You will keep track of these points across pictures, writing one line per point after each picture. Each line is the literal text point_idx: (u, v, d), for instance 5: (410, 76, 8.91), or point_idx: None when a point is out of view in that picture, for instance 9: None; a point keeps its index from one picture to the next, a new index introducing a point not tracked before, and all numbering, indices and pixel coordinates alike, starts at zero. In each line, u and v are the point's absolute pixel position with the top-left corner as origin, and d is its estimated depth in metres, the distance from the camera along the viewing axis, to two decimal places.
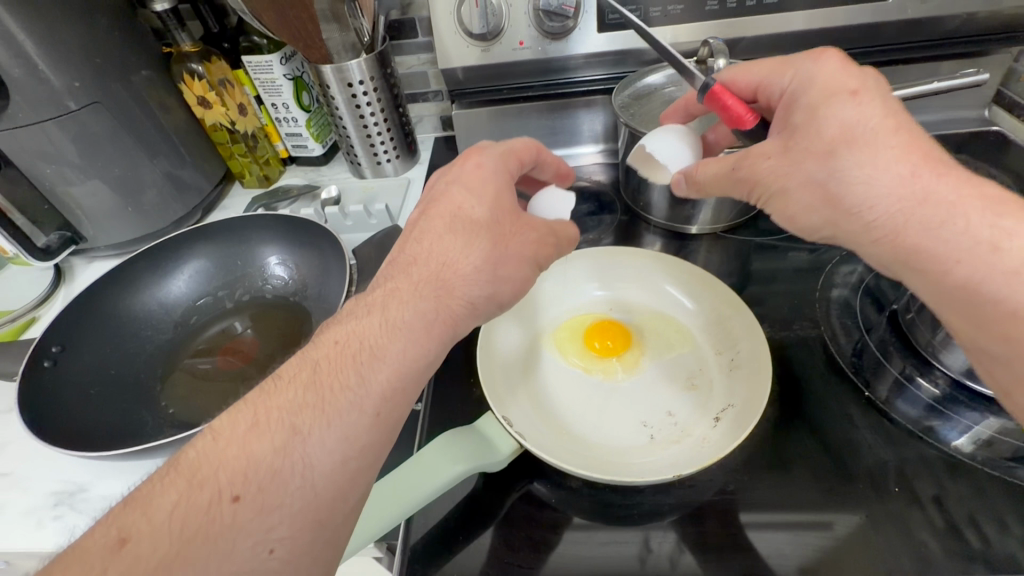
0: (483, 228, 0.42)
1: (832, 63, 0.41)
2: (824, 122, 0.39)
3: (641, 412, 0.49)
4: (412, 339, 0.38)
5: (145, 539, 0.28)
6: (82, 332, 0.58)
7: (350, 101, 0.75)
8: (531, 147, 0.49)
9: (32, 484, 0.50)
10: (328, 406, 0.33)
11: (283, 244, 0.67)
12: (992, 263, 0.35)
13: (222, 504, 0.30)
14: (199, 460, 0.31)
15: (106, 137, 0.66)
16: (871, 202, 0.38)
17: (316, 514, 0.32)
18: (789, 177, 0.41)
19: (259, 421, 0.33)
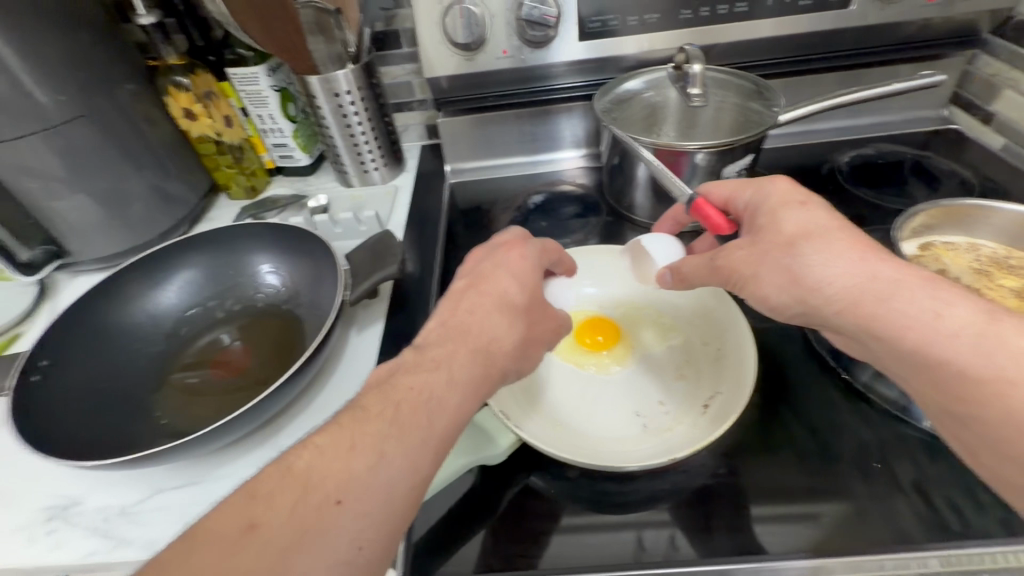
0: (522, 311, 0.45)
1: (784, 183, 0.46)
2: (784, 220, 0.43)
3: (633, 403, 0.50)
4: (472, 395, 0.39)
5: (271, 529, 0.30)
6: (72, 345, 0.57)
7: (337, 110, 0.76)
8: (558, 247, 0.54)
9: (22, 500, 0.49)
10: (410, 436, 0.35)
11: (273, 253, 0.68)
12: (937, 326, 0.35)
13: (327, 507, 0.31)
14: (308, 470, 0.33)
15: (92, 150, 0.66)
16: (828, 280, 0.40)
17: (395, 527, 0.33)
18: (761, 266, 0.43)
19: (354, 443, 0.34)
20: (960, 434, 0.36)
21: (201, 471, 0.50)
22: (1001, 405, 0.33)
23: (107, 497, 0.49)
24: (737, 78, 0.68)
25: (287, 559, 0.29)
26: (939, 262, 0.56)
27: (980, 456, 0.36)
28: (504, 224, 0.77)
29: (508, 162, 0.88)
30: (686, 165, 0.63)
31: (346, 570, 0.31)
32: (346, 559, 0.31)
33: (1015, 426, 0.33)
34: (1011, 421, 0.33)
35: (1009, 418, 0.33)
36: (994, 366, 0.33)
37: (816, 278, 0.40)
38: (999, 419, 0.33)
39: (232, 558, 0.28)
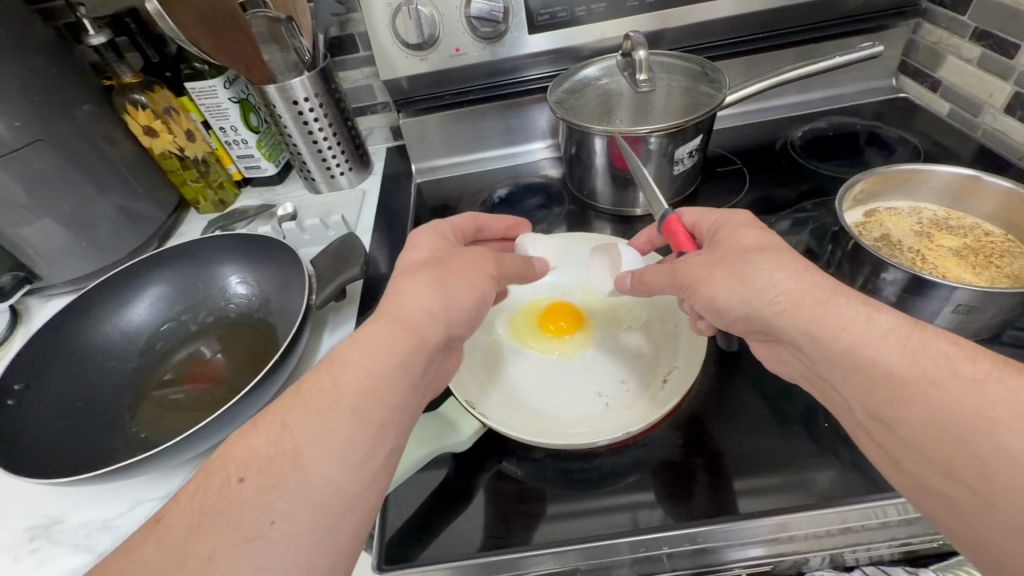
0: (425, 265, 0.47)
1: (741, 212, 0.49)
2: (742, 236, 0.46)
3: (596, 384, 0.52)
4: (377, 346, 0.40)
5: (173, 517, 0.31)
6: (44, 366, 0.58)
7: (297, 118, 0.76)
8: (470, 220, 0.58)
9: (5, 522, 0.50)
10: (310, 404, 0.36)
11: (242, 264, 0.68)
12: (869, 328, 0.37)
13: (230, 484, 0.32)
14: (217, 457, 0.34)
15: (53, 174, 0.66)
16: (775, 284, 0.41)
17: (315, 496, 0.33)
18: (715, 268, 0.44)
19: (258, 424, 0.36)
20: (883, 441, 0.36)
21: (181, 480, 0.51)
22: (923, 406, 0.34)
23: (89, 513, 0.49)
24: (684, 62, 0.70)
25: (195, 539, 0.30)
26: (882, 227, 0.58)
27: (901, 461, 0.35)
28: None
29: (476, 159, 0.89)
30: (639, 150, 0.64)
31: (260, 547, 0.30)
32: (254, 535, 0.31)
33: (936, 426, 0.33)
34: (933, 421, 0.33)
35: (936, 418, 0.33)
36: (918, 366, 0.35)
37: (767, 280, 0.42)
38: (924, 420, 0.34)
39: (136, 548, 0.30)
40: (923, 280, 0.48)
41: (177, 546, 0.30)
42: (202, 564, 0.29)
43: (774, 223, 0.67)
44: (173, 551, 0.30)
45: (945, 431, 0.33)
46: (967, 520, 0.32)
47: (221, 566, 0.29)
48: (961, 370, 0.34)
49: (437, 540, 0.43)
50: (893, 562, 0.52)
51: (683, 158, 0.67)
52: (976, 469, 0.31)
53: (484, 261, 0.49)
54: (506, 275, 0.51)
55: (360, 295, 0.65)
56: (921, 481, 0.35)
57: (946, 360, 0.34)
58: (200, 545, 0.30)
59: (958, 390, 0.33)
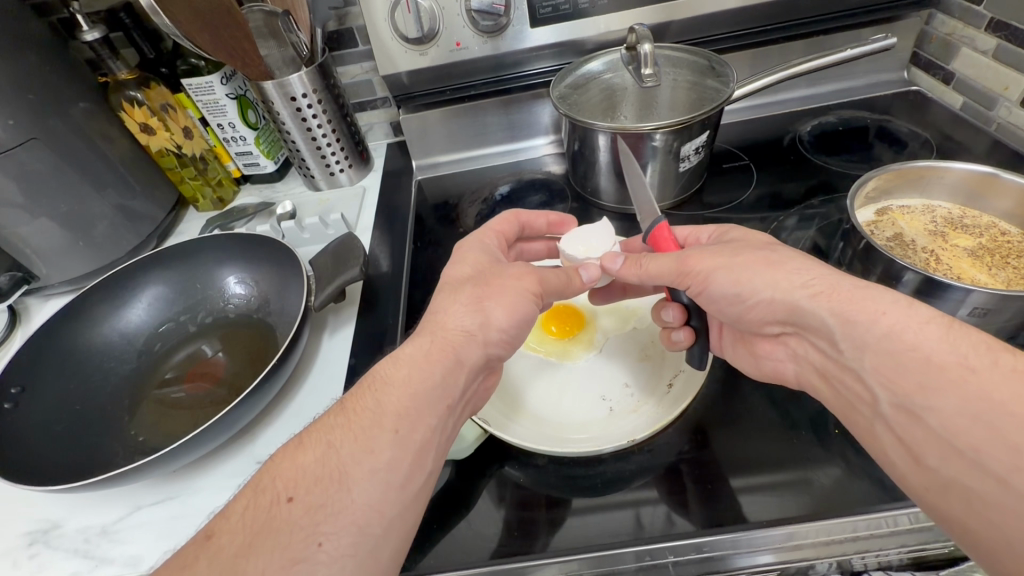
0: (468, 282, 0.48)
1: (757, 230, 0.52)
2: (755, 238, 0.50)
3: (599, 387, 0.51)
4: (416, 366, 0.41)
5: (224, 535, 0.33)
6: (43, 369, 0.57)
7: (295, 114, 0.75)
8: (513, 219, 0.59)
9: (5, 527, 0.49)
10: (355, 424, 0.37)
11: (240, 264, 0.67)
12: (911, 312, 0.37)
13: (279, 504, 0.34)
14: (263, 473, 0.36)
15: (49, 173, 0.65)
16: (803, 271, 0.43)
17: (360, 518, 0.34)
18: (737, 255, 0.46)
19: (304, 442, 0.37)
20: (907, 434, 0.36)
21: (180, 486, 0.50)
22: (958, 393, 0.34)
23: (89, 518, 0.49)
24: (691, 55, 0.68)
25: (244, 561, 0.31)
26: (894, 227, 0.57)
27: (924, 457, 0.35)
28: (473, 216, 0.77)
29: (478, 155, 0.88)
30: (644, 147, 0.63)
31: (308, 569, 0.31)
32: (303, 556, 0.32)
33: (969, 414, 0.33)
34: (966, 409, 0.33)
35: (965, 406, 0.33)
36: (957, 353, 0.35)
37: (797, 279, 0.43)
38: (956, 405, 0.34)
39: (191, 560, 0.31)
40: (936, 282, 0.46)
41: (227, 564, 0.31)
42: None
43: (781, 220, 0.66)
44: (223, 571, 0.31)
45: (979, 418, 0.33)
46: (990, 515, 0.32)
47: None
48: (1001, 360, 0.34)
49: (436, 549, 0.42)
50: (902, 568, 0.50)
51: (689, 154, 0.65)
52: (1007, 459, 0.31)
53: (526, 280, 0.47)
54: (551, 291, 0.49)
55: (359, 295, 0.64)
56: (943, 476, 0.34)
57: (986, 349, 0.34)
58: (250, 566, 0.31)
59: (996, 377, 0.33)
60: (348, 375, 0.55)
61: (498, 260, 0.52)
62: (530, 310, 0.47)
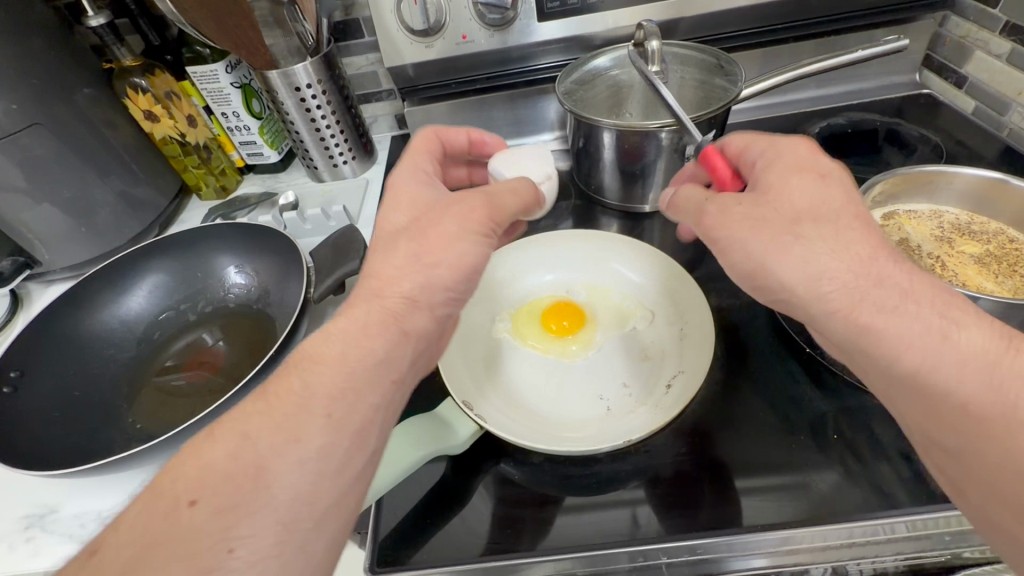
0: (404, 231, 0.42)
1: (794, 151, 0.41)
2: (794, 186, 0.38)
3: (597, 387, 0.51)
4: (348, 346, 0.37)
5: (116, 550, 0.29)
6: (41, 354, 0.57)
7: (299, 104, 0.75)
8: (431, 137, 0.53)
9: (1, 511, 0.50)
10: (277, 413, 0.34)
11: (241, 254, 0.67)
12: (944, 349, 0.34)
13: (182, 508, 0.30)
14: (170, 474, 0.32)
15: (51, 158, 0.65)
16: (831, 274, 0.35)
17: (284, 515, 0.31)
18: (752, 233, 0.38)
19: (216, 433, 0.33)
20: (946, 468, 0.36)
21: None
22: (999, 444, 0.32)
23: (85, 504, 0.49)
24: (699, 53, 0.66)
25: (140, 575, 0.28)
26: (900, 231, 0.56)
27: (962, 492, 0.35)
28: None
29: None
30: (649, 145, 0.62)
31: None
32: (214, 563, 0.29)
33: (1008, 466, 0.32)
34: (1005, 460, 0.32)
35: (1006, 458, 0.32)
36: (1002, 398, 0.32)
37: (812, 269, 0.36)
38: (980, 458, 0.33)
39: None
40: None
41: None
42: None
43: None
44: None
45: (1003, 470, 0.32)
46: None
47: None
48: None
49: (429, 544, 0.42)
50: None
51: None
52: None
53: (475, 217, 0.42)
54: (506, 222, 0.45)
55: (359, 288, 0.64)
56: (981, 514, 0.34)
57: None
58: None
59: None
60: None
61: (439, 192, 0.46)
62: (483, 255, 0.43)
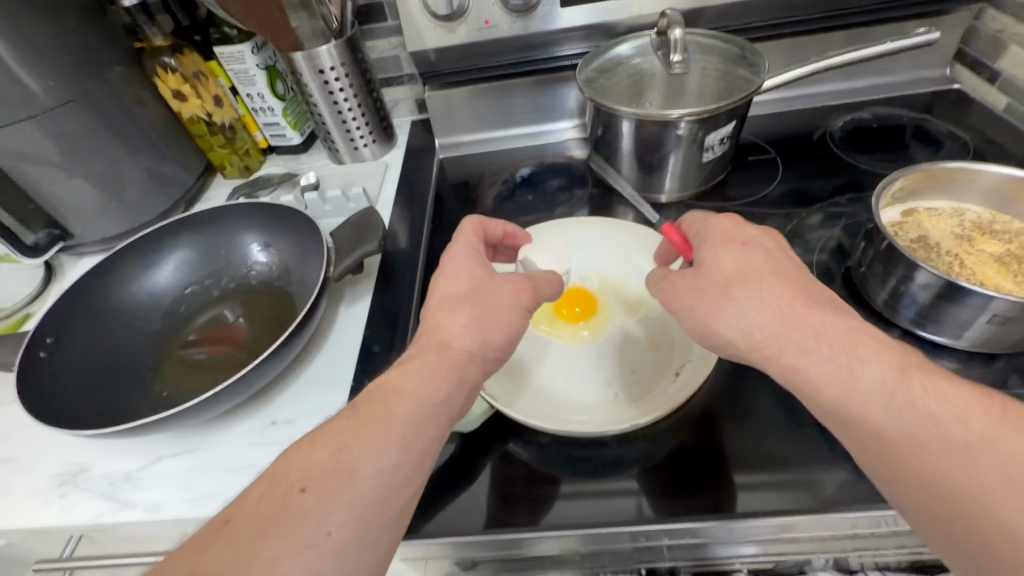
0: (464, 296, 0.46)
1: (726, 222, 0.47)
2: (722, 258, 0.44)
3: (606, 372, 0.51)
4: (427, 377, 0.41)
5: (236, 522, 0.33)
6: (75, 322, 0.60)
7: (323, 87, 0.76)
8: (475, 223, 0.54)
9: (38, 467, 0.53)
10: (366, 423, 0.38)
11: (263, 231, 0.69)
12: (853, 384, 0.36)
13: (292, 494, 0.34)
14: (279, 466, 0.36)
15: (84, 135, 0.68)
16: (756, 327, 0.40)
17: (366, 514, 0.35)
18: (695, 300, 0.43)
19: (315, 439, 0.37)
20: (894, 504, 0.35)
21: (200, 440, 0.53)
22: (917, 475, 0.33)
23: (114, 464, 0.52)
24: (723, 43, 0.65)
25: (258, 546, 0.32)
26: (920, 229, 0.55)
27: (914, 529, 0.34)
28: (491, 199, 0.77)
29: (501, 135, 0.87)
30: (668, 135, 0.62)
31: (317, 557, 0.32)
32: (313, 545, 0.32)
33: (930, 493, 0.32)
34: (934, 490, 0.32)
35: (926, 488, 0.32)
36: (909, 432, 0.33)
37: (744, 323, 0.41)
38: (910, 488, 0.33)
39: (206, 545, 0.32)
40: (957, 287, 0.46)
41: (243, 549, 0.31)
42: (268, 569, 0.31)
43: (805, 217, 0.65)
44: (240, 557, 0.31)
45: (937, 501, 0.32)
46: None
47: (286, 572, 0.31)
48: (952, 433, 0.32)
49: (438, 516, 0.44)
50: (899, 569, 0.51)
51: (714, 145, 0.64)
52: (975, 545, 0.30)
53: (520, 296, 0.47)
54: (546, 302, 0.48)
55: (376, 269, 0.66)
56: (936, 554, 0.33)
57: (934, 424, 0.33)
58: (263, 550, 0.32)
59: (948, 452, 0.32)
60: (363, 347, 0.57)
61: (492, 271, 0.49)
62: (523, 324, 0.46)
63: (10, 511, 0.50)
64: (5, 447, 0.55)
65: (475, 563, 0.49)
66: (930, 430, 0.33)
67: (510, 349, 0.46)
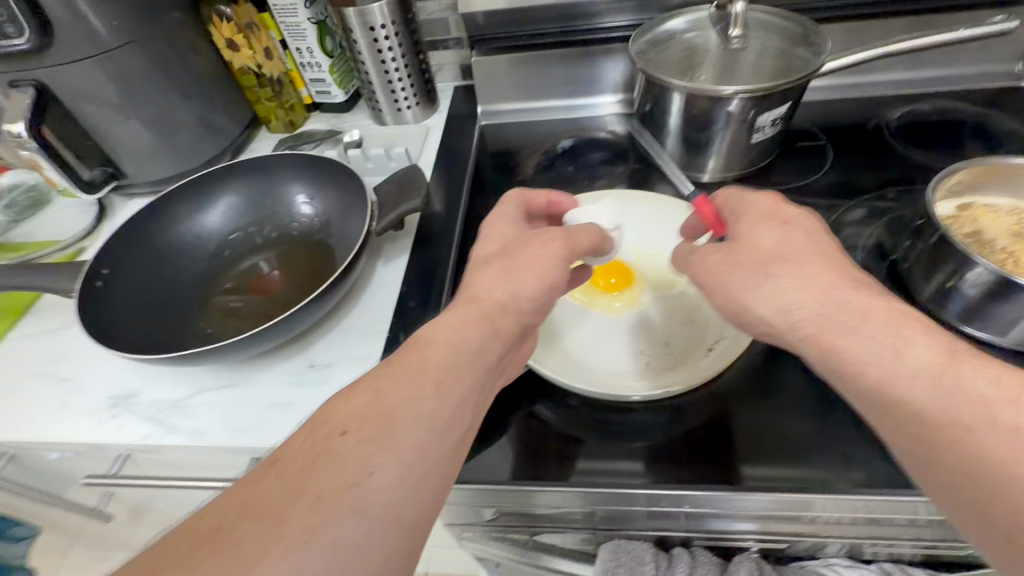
0: (497, 255, 0.47)
1: (767, 198, 0.45)
2: (760, 236, 0.43)
3: (638, 343, 0.52)
4: (460, 329, 0.41)
5: (284, 461, 0.34)
6: (129, 257, 0.62)
7: (372, 45, 0.76)
8: (519, 195, 0.54)
9: (91, 388, 0.56)
10: (402, 370, 0.38)
11: (308, 184, 0.70)
12: (898, 367, 0.35)
13: (334, 435, 0.35)
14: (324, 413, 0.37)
15: (142, 77, 0.70)
16: (796, 308, 0.39)
17: (407, 456, 0.35)
18: (731, 274, 0.42)
19: (357, 386, 0.38)
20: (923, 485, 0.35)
21: (241, 376, 0.55)
22: (957, 455, 0.32)
23: (160, 391, 0.55)
24: (784, 21, 0.64)
25: (302, 482, 0.32)
26: (974, 224, 0.54)
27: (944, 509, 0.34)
28: (531, 168, 0.77)
29: (544, 105, 0.86)
30: (719, 112, 0.61)
31: (359, 494, 0.32)
32: (354, 483, 0.33)
33: (967, 475, 0.32)
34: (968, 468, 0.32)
35: (965, 468, 0.32)
36: (949, 409, 0.33)
37: (782, 301, 0.40)
38: (947, 468, 0.33)
39: (255, 481, 0.33)
40: (1009, 283, 0.45)
41: (287, 485, 0.32)
42: (312, 504, 0.31)
43: (852, 207, 0.64)
44: (285, 491, 0.32)
45: (973, 479, 0.32)
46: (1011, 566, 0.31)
47: (328, 507, 0.31)
48: (999, 415, 0.32)
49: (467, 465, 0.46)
50: (916, 563, 0.51)
51: (765, 125, 0.63)
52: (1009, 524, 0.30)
53: (550, 247, 0.46)
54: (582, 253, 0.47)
55: (415, 228, 0.67)
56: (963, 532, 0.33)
57: (981, 405, 0.32)
58: (308, 487, 0.32)
59: (996, 433, 0.31)
60: (399, 301, 0.59)
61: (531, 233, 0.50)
62: (561, 275, 0.46)
63: (66, 425, 0.53)
64: (62, 367, 0.59)
65: (492, 513, 0.51)
66: (978, 414, 0.32)
67: (544, 303, 0.46)
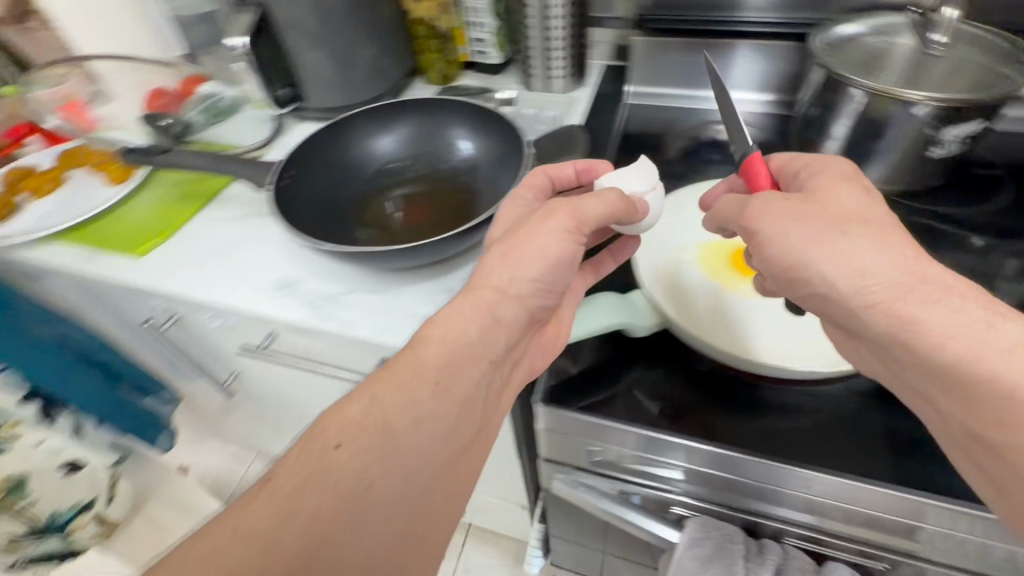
0: (502, 239, 0.49)
1: (836, 163, 0.45)
2: (839, 197, 0.43)
3: (779, 327, 0.51)
4: (453, 330, 0.44)
5: (276, 484, 0.38)
6: (310, 166, 0.70)
7: (542, 13, 0.80)
8: (542, 173, 0.56)
9: (264, 270, 0.64)
10: (396, 379, 0.42)
11: (470, 131, 0.74)
12: (989, 340, 0.36)
13: (329, 451, 0.39)
14: (315, 430, 0.41)
15: (339, 13, 0.77)
16: (872, 270, 0.39)
17: (405, 462, 0.40)
18: (795, 233, 0.42)
19: (352, 395, 0.42)
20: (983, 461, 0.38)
21: (391, 284, 0.61)
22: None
23: (321, 284, 0.62)
24: (991, 37, 0.60)
25: (296, 506, 0.37)
26: None
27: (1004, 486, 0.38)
28: (674, 152, 0.78)
29: (696, 95, 0.87)
30: (901, 118, 0.59)
31: (354, 512, 0.38)
32: (349, 500, 0.38)
33: None
34: None
35: None
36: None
37: (856, 265, 0.39)
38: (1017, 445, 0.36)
39: (252, 500, 0.37)
40: None
41: (282, 507, 0.37)
42: (305, 529, 0.36)
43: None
44: (279, 515, 0.36)
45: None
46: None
47: (320, 530, 0.37)
48: None
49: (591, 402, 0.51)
50: None
51: (948, 142, 0.60)
52: None
53: (559, 216, 0.47)
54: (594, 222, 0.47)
55: None
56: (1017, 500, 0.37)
57: None
58: (301, 511, 0.37)
59: None
60: None
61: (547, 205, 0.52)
62: (571, 247, 0.47)
63: (242, 295, 0.62)
64: (241, 249, 0.67)
65: (595, 457, 0.55)
66: None
67: (551, 278, 0.47)
